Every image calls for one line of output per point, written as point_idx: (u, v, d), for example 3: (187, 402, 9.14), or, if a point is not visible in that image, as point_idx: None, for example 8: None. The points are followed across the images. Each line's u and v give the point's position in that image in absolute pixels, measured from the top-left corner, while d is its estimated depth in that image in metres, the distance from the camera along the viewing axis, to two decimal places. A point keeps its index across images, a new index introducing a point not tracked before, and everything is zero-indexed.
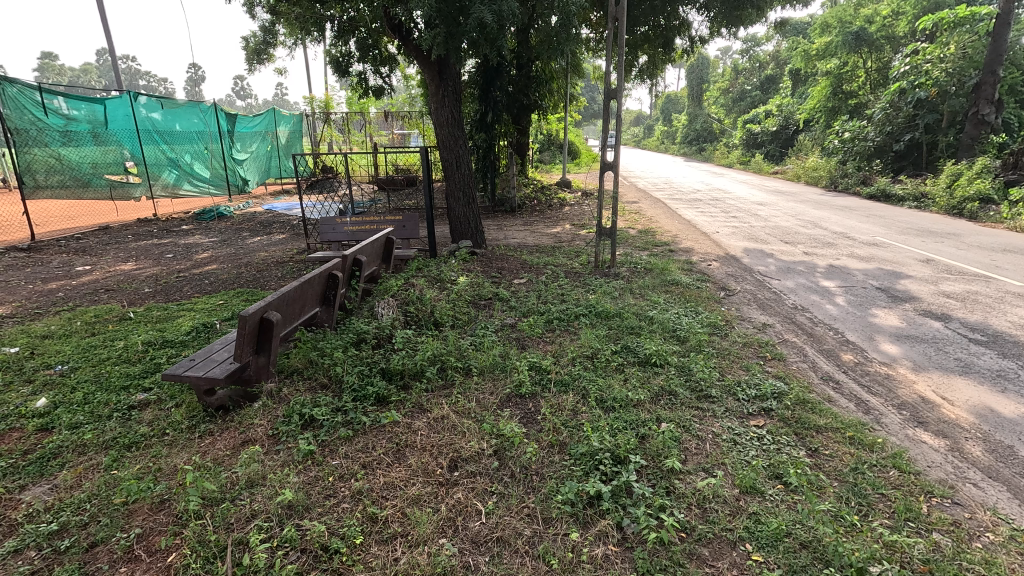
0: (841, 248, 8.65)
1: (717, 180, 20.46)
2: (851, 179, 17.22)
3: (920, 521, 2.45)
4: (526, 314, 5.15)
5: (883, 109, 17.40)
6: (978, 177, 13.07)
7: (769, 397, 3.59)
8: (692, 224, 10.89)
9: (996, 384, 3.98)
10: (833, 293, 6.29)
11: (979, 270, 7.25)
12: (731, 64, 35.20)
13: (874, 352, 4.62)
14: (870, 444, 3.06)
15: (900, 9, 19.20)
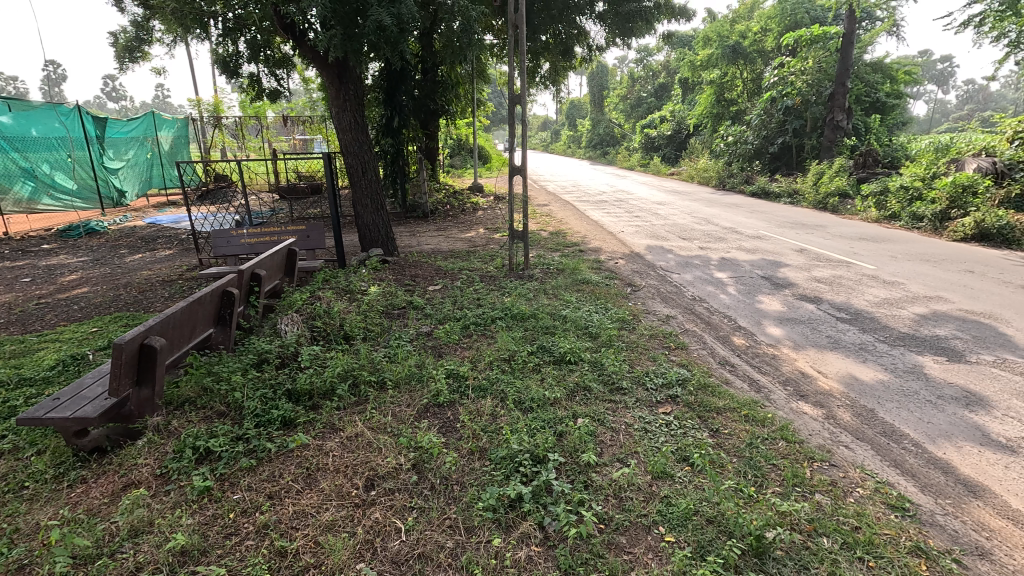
0: (730, 242, 9.47)
1: (621, 181, 21.58)
2: (736, 178, 18.96)
3: (806, 485, 2.73)
4: (442, 321, 5.09)
5: (759, 115, 19.33)
6: (837, 175, 14.91)
7: (674, 384, 3.84)
8: (600, 224, 11.39)
9: (859, 356, 4.56)
10: (725, 284, 6.86)
11: (842, 257, 8.27)
12: (627, 71, 37.39)
13: (762, 334, 5.10)
14: (761, 420, 3.36)
15: (768, 26, 21.47)
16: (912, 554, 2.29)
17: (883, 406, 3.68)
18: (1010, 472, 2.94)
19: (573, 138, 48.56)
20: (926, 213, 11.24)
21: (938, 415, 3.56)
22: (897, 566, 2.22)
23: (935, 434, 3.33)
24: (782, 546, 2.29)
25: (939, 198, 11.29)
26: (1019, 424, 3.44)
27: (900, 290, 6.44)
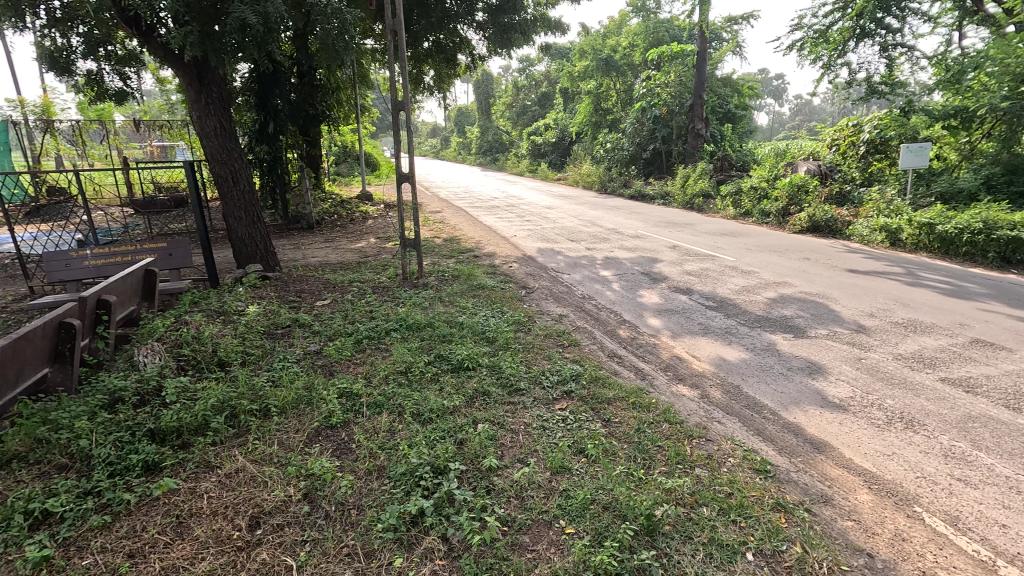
0: (614, 242, 10.13)
1: (511, 186, 22.14)
2: (616, 182, 20.36)
3: (686, 461, 2.99)
4: (332, 338, 4.82)
5: (632, 124, 20.98)
6: (700, 178, 16.63)
7: (569, 380, 4.00)
8: (492, 229, 11.57)
9: (726, 339, 5.11)
10: (610, 281, 7.31)
11: (708, 251, 9.22)
12: (511, 80, 38.49)
13: (644, 326, 5.51)
14: (647, 405, 3.62)
15: (635, 42, 23.34)
16: (774, 510, 2.61)
17: (746, 382, 4.16)
18: (843, 428, 3.47)
19: (463, 145, 48.94)
20: (772, 210, 12.95)
21: (789, 385, 4.10)
22: (763, 522, 2.51)
23: (787, 402, 3.83)
24: (669, 520, 2.48)
25: (780, 196, 13.07)
26: (848, 386, 4.08)
27: (754, 278, 7.33)
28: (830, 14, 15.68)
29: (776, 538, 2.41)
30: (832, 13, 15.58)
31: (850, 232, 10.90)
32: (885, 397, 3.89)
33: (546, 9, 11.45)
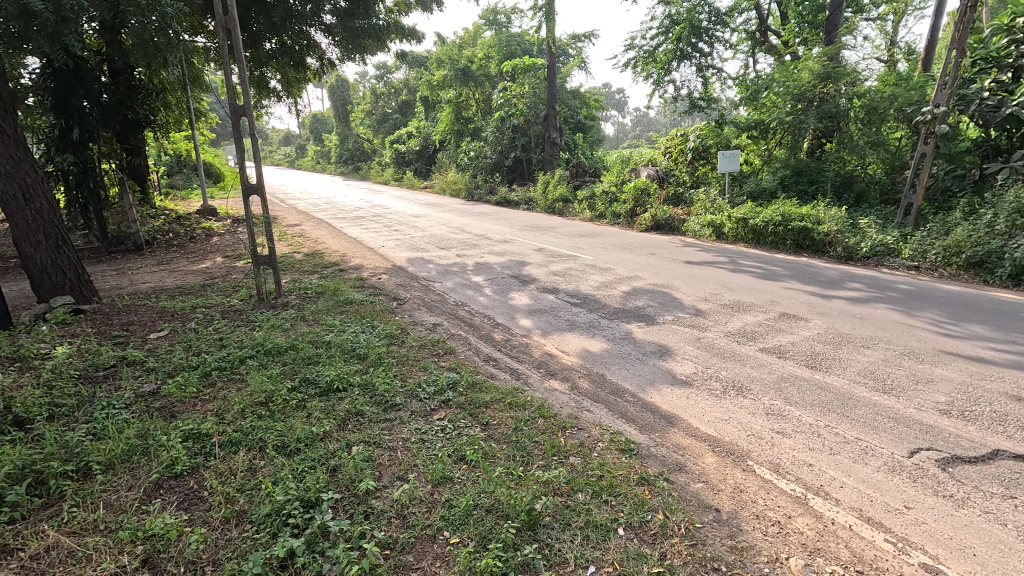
0: (483, 248, 10.34)
1: (376, 196, 21.45)
2: (481, 189, 20.83)
3: (561, 451, 3.14)
4: (172, 374, 4.21)
5: (493, 133, 21.66)
6: (558, 183, 17.71)
7: (446, 389, 3.97)
8: (358, 241, 11.09)
9: (589, 332, 5.48)
10: (482, 286, 7.44)
11: (570, 252, 9.85)
12: (369, 86, 37.32)
13: (516, 327, 5.70)
14: (522, 404, 3.75)
15: (490, 53, 23.94)
16: (639, 484, 2.86)
17: (609, 370, 4.51)
18: (691, 401, 3.93)
19: (322, 153, 46.31)
20: (622, 211, 14.27)
21: (644, 368, 4.53)
22: (630, 498, 2.73)
23: (644, 384, 4.22)
24: (549, 511, 2.59)
25: (628, 199, 14.46)
26: (692, 364, 4.63)
27: (611, 274, 8.00)
28: (655, 37, 17.80)
29: (642, 510, 2.64)
30: (656, 37, 17.72)
31: (685, 228, 12.43)
32: (721, 369, 4.49)
33: (398, 16, 11.34)
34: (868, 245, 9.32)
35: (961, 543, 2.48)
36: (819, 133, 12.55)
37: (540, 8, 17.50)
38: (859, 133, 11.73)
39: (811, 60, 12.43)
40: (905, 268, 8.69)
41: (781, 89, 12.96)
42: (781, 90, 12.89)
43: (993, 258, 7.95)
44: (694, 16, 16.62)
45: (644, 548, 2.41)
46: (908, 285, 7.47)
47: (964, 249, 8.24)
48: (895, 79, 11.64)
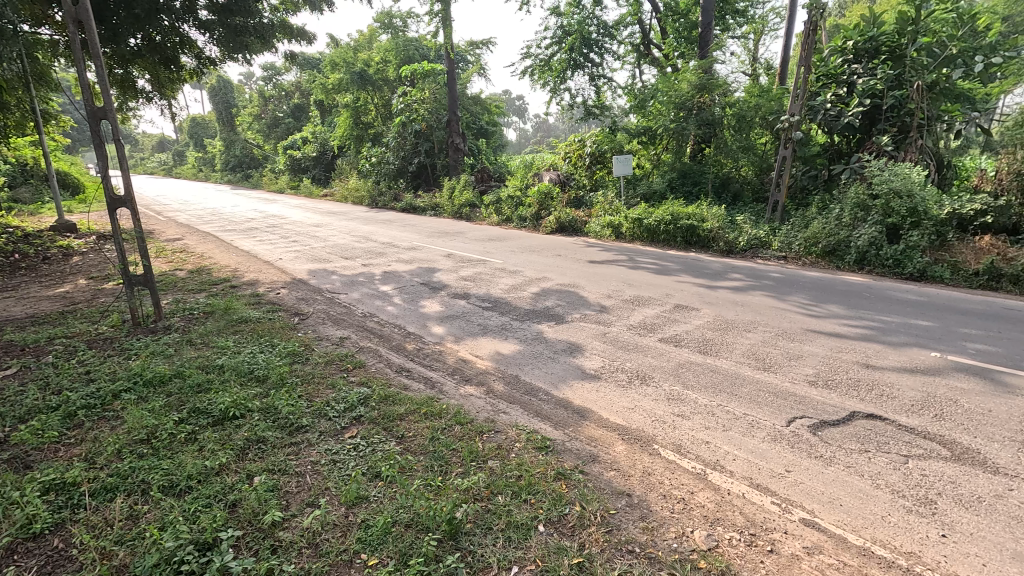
0: (390, 256, 10.07)
1: (269, 205, 20.04)
2: (386, 196, 20.29)
3: (479, 456, 3.15)
4: (26, 417, 3.62)
5: (395, 138, 21.20)
6: (464, 188, 17.74)
7: (357, 405, 3.80)
8: (251, 254, 10.29)
9: (502, 335, 5.55)
10: (391, 295, 7.24)
11: (479, 256, 9.90)
12: (255, 88, 34.83)
13: (428, 335, 5.61)
14: (438, 412, 3.69)
15: (387, 57, 23.36)
16: (556, 479, 2.94)
17: (522, 371, 4.58)
18: (600, 394, 4.11)
19: (204, 160, 42.41)
20: (528, 215, 14.62)
21: (556, 366, 4.67)
22: (549, 494, 2.80)
23: (556, 382, 4.35)
24: (470, 518, 2.58)
25: (533, 203, 14.84)
26: (600, 358, 4.85)
27: (520, 276, 8.15)
28: (549, 47, 18.50)
29: (560, 504, 2.71)
30: (551, 46, 18.41)
31: (588, 229, 13.01)
32: (626, 361, 4.75)
33: (284, 14, 10.72)
34: (745, 239, 10.38)
35: (830, 496, 2.84)
36: (699, 138, 13.76)
37: (436, 13, 17.45)
38: (733, 139, 13.03)
39: (689, 72, 13.59)
40: (775, 259, 9.79)
41: (665, 98, 14.01)
42: (665, 99, 13.95)
43: (842, 247, 9.22)
44: (584, 28, 17.53)
45: (564, 540, 2.48)
46: (778, 273, 8.43)
47: (820, 240, 9.47)
48: (759, 91, 13.07)
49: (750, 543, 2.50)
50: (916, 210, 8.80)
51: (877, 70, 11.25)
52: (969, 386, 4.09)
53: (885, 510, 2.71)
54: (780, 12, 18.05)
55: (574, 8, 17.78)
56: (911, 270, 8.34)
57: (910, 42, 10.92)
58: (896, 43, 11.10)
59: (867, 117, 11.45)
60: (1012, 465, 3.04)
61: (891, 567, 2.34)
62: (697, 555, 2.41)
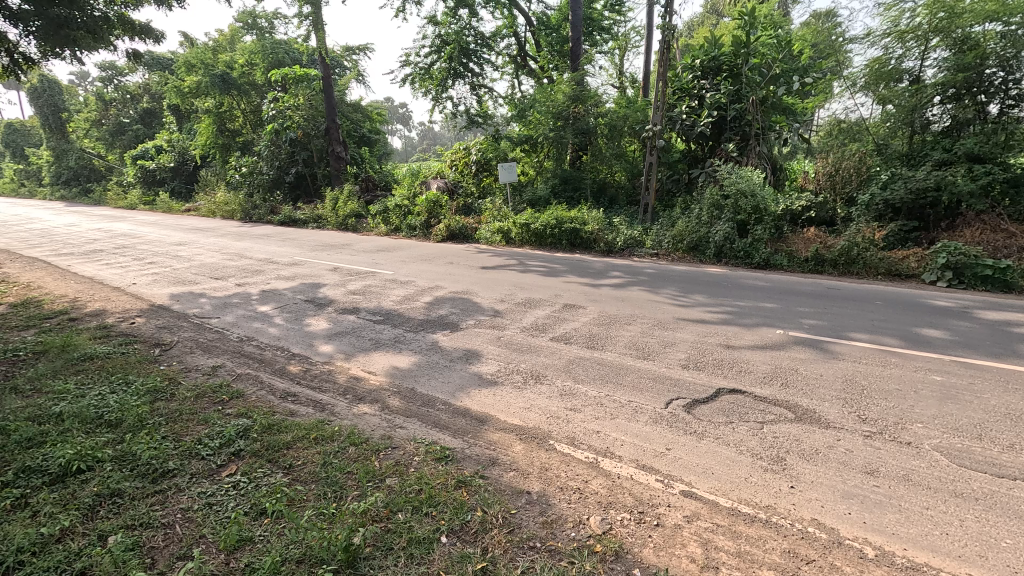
0: (268, 273, 9.33)
1: (115, 223, 17.53)
2: (260, 209, 18.78)
3: (377, 475, 3.04)
4: None
5: (267, 147, 19.78)
6: (348, 199, 17.03)
7: (235, 439, 3.45)
8: (96, 280, 8.93)
9: (395, 348, 5.40)
10: (270, 316, 6.71)
11: (368, 268, 9.56)
12: (90, 90, 30.37)
13: (315, 355, 5.28)
14: (329, 436, 3.49)
15: (253, 60, 21.62)
16: (457, 487, 2.94)
17: (418, 383, 4.50)
18: (496, 398, 4.18)
19: (27, 172, 36.05)
20: (416, 224, 14.41)
21: (453, 375, 4.66)
22: (450, 503, 2.78)
23: (454, 391, 4.34)
24: (369, 541, 2.48)
25: (421, 211, 14.66)
26: (495, 363, 4.92)
27: (412, 287, 8.01)
28: (428, 55, 18.49)
29: (462, 512, 2.71)
30: (430, 55, 18.44)
31: (477, 236, 13.16)
32: (520, 363, 4.88)
33: (123, 9, 9.50)
34: (623, 239, 11.18)
35: (704, 466, 3.17)
36: (576, 146, 14.58)
37: (307, 16, 16.60)
38: (606, 147, 14.04)
39: (563, 84, 14.35)
40: (649, 256, 10.68)
41: (543, 108, 14.65)
42: (543, 109, 14.58)
43: (703, 242, 10.31)
44: (461, 38, 17.77)
45: (467, 548, 2.48)
46: (652, 269, 9.22)
47: (685, 237, 10.51)
48: (626, 102, 14.19)
49: (639, 521, 2.69)
50: (759, 207, 10.30)
51: (720, 85, 12.82)
52: (806, 356, 4.81)
53: (747, 472, 3.08)
54: (639, 31, 19.81)
55: (451, 18, 17.93)
56: (758, 259, 9.57)
57: (743, 62, 12.63)
58: (733, 62, 12.75)
59: (716, 127, 12.98)
60: (839, 419, 3.62)
61: (754, 521, 2.67)
62: (594, 540, 2.54)
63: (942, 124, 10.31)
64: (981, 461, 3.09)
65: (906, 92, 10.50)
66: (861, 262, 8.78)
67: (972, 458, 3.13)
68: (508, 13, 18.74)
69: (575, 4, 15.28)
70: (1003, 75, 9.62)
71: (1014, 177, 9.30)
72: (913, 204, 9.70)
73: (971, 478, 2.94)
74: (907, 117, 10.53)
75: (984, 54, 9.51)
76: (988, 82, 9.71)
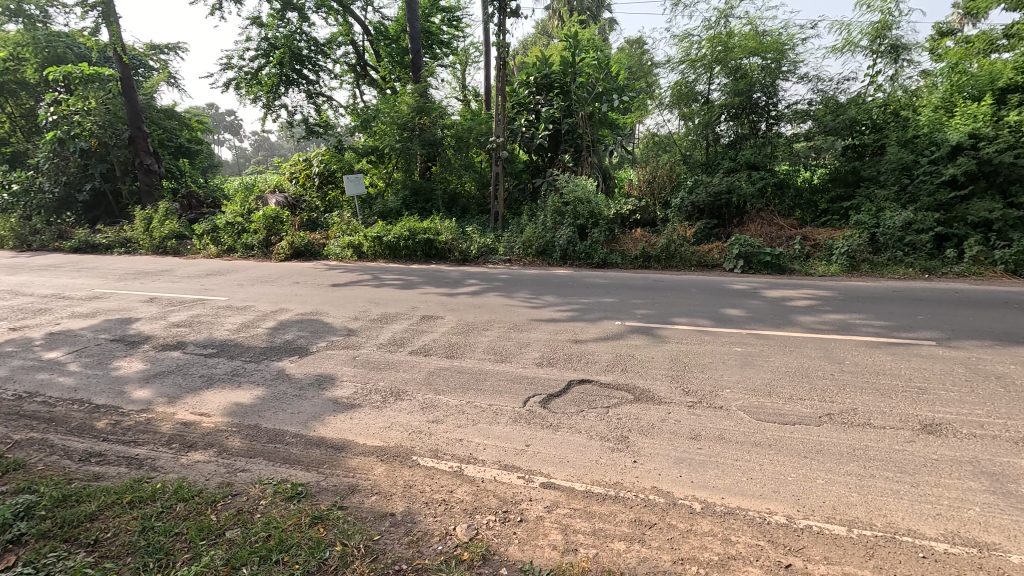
0: (58, 311, 7.67)
1: None
2: (44, 235, 15.37)
3: (214, 530, 2.66)
4: None
5: (48, 159, 16.38)
6: (166, 218, 14.81)
7: (12, 522, 2.75)
8: None
9: (233, 382, 4.81)
10: (62, 363, 5.50)
11: (195, 296, 8.39)
12: None
13: (128, 403, 4.46)
14: (150, 495, 2.97)
15: (19, 54, 17.67)
16: (312, 525, 2.70)
17: (263, 418, 4.06)
18: (354, 421, 3.95)
19: None
20: (254, 242, 13.07)
21: (304, 403, 4.30)
22: (304, 544, 2.55)
23: (306, 420, 4.00)
24: None
25: (258, 229, 13.32)
26: (351, 384, 4.67)
27: (252, 312, 7.23)
28: (255, 59, 16.97)
29: (318, 551, 2.50)
30: (257, 58, 16.95)
31: (326, 252, 12.40)
32: (378, 381, 4.70)
33: None
34: (476, 248, 11.44)
35: (560, 456, 3.37)
36: (425, 158, 14.61)
37: (92, 4, 14.08)
38: (455, 158, 14.31)
39: (406, 95, 14.23)
40: (503, 262, 11.09)
41: (387, 119, 14.34)
42: (387, 120, 14.29)
43: (549, 246, 11.00)
44: (292, 43, 16.65)
45: None
46: (506, 274, 9.58)
47: (534, 242, 11.12)
48: (470, 114, 14.59)
49: (504, 520, 2.76)
50: (594, 212, 11.40)
51: (553, 101, 13.94)
52: (641, 342, 5.40)
53: (597, 455, 3.34)
54: (478, 47, 20.57)
55: (278, 20, 16.71)
56: (597, 259, 10.52)
57: (571, 80, 13.90)
58: (563, 81, 13.96)
59: (553, 140, 14.11)
60: (669, 395, 4.13)
61: (606, 499, 2.90)
62: (460, 549, 2.53)
63: (729, 138, 12.52)
64: (772, 413, 3.77)
65: (700, 111, 12.49)
66: (678, 257, 10.15)
67: (765, 412, 3.81)
68: (342, 20, 18.06)
69: (412, 17, 15.30)
70: (766, 100, 12.01)
71: (779, 181, 11.68)
72: (713, 205, 11.51)
73: (765, 428, 3.57)
74: (703, 131, 12.55)
75: (752, 83, 11.73)
76: (756, 105, 12.03)
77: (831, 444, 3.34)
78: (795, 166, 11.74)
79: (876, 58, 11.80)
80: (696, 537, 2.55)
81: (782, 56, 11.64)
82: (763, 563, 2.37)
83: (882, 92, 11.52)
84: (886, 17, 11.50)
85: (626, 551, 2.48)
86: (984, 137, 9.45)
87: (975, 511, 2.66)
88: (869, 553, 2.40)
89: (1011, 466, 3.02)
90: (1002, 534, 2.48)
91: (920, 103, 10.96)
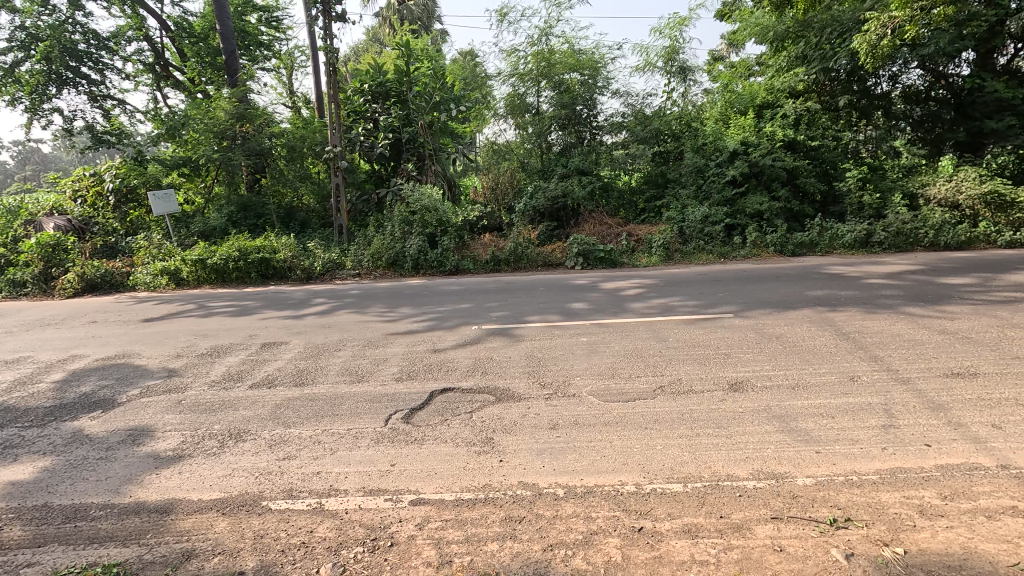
0: None
1: None
2: None
3: None
4: None
5: None
6: None
7: None
8: None
9: (6, 457, 3.78)
10: None
11: None
12: None
13: None
14: None
15: None
16: None
17: (54, 494, 3.27)
18: (185, 476, 3.39)
19: None
20: (26, 277, 10.51)
21: (113, 467, 3.56)
22: None
23: (119, 485, 3.33)
24: None
25: (32, 260, 10.76)
26: (176, 434, 4.01)
27: (27, 365, 5.78)
28: (7, 51, 13.74)
29: None
30: (11, 51, 13.75)
31: (133, 282, 10.55)
32: (212, 425, 4.10)
33: None
34: (321, 264, 10.72)
35: (428, 469, 3.30)
36: (251, 169, 13.26)
37: None
38: (288, 170, 13.22)
39: (221, 100, 12.68)
40: (352, 277, 10.54)
41: (199, 126, 12.66)
42: (199, 127, 12.62)
43: (400, 257, 10.78)
44: (62, 35, 13.83)
45: None
46: (356, 289, 9.12)
47: (383, 254, 10.79)
48: (302, 122, 13.54)
49: (374, 549, 2.60)
50: (442, 220, 11.48)
51: (390, 110, 13.68)
52: (498, 344, 5.55)
53: (464, 461, 3.35)
54: (303, 51, 19.28)
55: (38, 7, 13.74)
56: (450, 265, 10.61)
57: (407, 89, 13.71)
58: (399, 89, 13.74)
59: (394, 148, 13.88)
60: (527, 390, 4.32)
61: (476, 503, 2.92)
62: None
63: (559, 146, 13.64)
64: (616, 394, 4.17)
65: (533, 121, 13.40)
66: (525, 258, 10.70)
67: (611, 393, 4.19)
68: (131, 12, 15.53)
69: (221, 14, 13.72)
70: (587, 112, 13.31)
71: (605, 184, 13.02)
72: (552, 208, 12.37)
73: (611, 408, 3.94)
74: (537, 140, 13.51)
75: (575, 96, 12.92)
76: (580, 117, 13.28)
77: (664, 412, 3.81)
78: (616, 172, 13.28)
79: (670, 77, 13.81)
80: (562, 521, 2.70)
81: (597, 73, 12.99)
82: (620, 531, 2.60)
83: (677, 106, 13.58)
84: (674, 43, 13.55)
85: (499, 550, 2.53)
86: (750, 144, 11.89)
87: (771, 450, 3.25)
88: (701, 502, 2.78)
89: (792, 407, 3.76)
90: (790, 464, 3.07)
91: (705, 115, 13.35)
